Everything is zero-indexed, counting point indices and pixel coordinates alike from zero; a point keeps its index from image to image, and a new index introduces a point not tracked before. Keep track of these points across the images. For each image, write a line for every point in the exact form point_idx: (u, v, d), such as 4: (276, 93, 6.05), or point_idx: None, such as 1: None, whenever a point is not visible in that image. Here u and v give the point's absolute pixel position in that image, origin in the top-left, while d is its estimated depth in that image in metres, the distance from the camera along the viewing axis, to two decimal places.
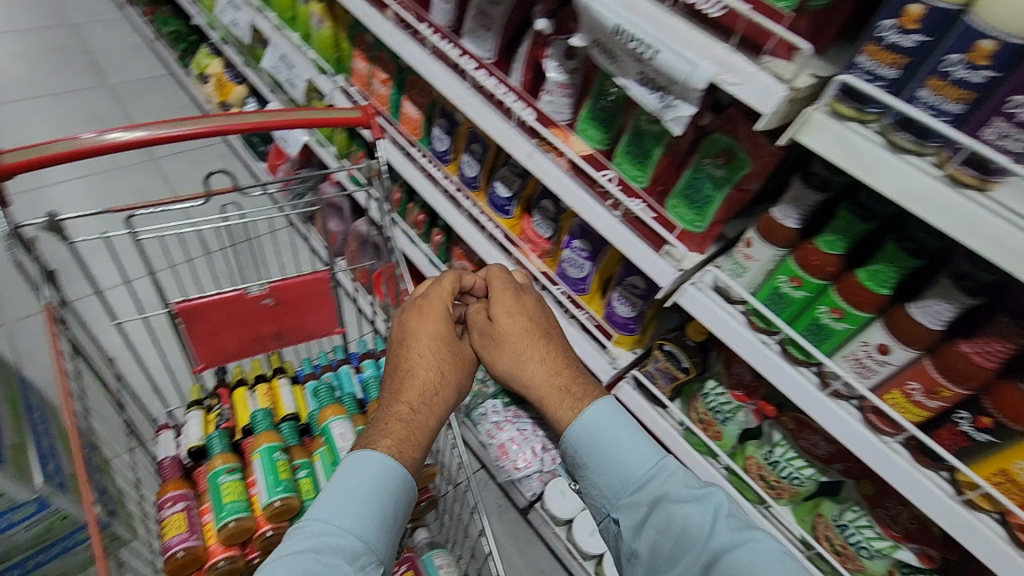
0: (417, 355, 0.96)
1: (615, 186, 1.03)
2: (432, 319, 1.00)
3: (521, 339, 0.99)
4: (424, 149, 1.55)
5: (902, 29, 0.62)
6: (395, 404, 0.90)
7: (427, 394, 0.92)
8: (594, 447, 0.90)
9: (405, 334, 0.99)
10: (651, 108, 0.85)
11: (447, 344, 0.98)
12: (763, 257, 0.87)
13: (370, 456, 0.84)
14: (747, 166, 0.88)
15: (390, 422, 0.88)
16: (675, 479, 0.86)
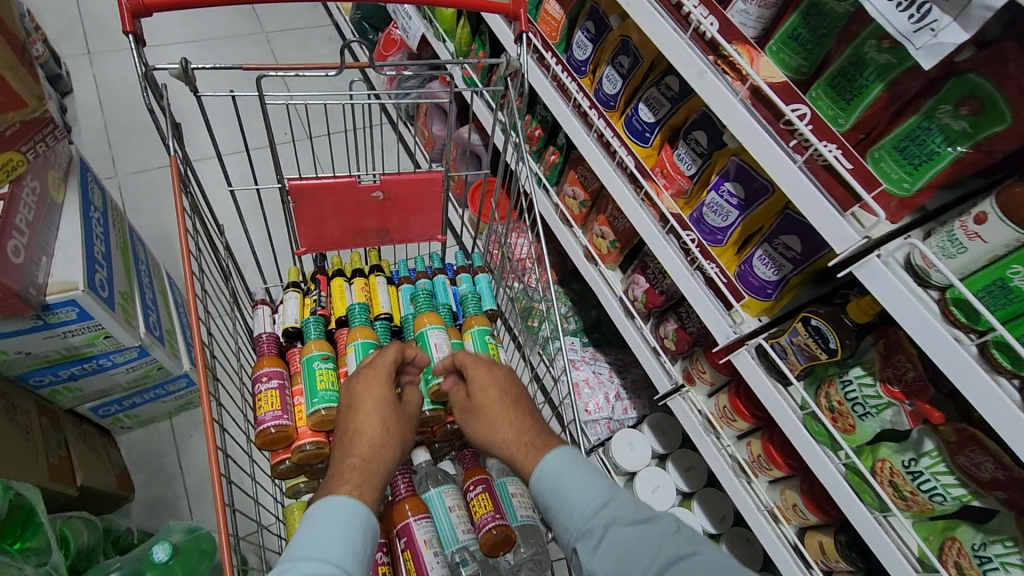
0: (363, 419, 0.90)
1: (805, 125, 0.86)
2: (374, 382, 0.96)
3: (502, 413, 0.97)
4: (559, 56, 1.40)
5: None
6: (344, 459, 0.85)
7: (371, 450, 0.87)
8: (560, 482, 0.84)
9: (347, 404, 0.94)
10: (899, 31, 0.69)
11: (391, 410, 0.93)
12: (994, 239, 0.72)
13: (332, 504, 0.77)
14: (1005, 122, 0.70)
15: (339, 474, 0.83)
16: (618, 506, 0.81)
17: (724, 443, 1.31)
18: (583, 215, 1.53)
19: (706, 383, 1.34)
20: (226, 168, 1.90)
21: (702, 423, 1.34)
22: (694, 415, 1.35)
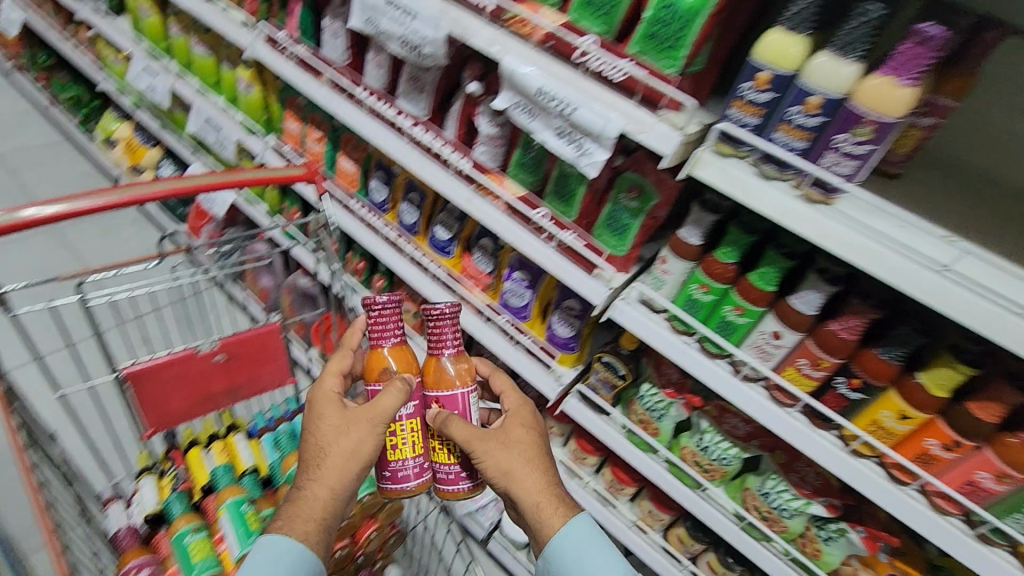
0: (324, 436, 0.88)
1: (548, 221, 1.18)
2: (331, 403, 0.91)
3: (523, 468, 0.92)
4: (362, 200, 1.66)
5: (757, 89, 0.79)
6: (307, 466, 0.89)
7: (324, 455, 0.87)
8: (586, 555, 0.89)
9: (309, 426, 0.91)
10: (571, 157, 1.00)
11: (338, 418, 0.89)
12: (677, 272, 1.05)
13: (281, 535, 0.85)
14: (655, 197, 1.06)
15: (293, 502, 0.88)
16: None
17: (585, 481, 1.50)
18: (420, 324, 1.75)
19: (557, 436, 1.55)
20: (34, 378, 1.76)
21: (566, 470, 1.53)
22: (557, 466, 1.54)
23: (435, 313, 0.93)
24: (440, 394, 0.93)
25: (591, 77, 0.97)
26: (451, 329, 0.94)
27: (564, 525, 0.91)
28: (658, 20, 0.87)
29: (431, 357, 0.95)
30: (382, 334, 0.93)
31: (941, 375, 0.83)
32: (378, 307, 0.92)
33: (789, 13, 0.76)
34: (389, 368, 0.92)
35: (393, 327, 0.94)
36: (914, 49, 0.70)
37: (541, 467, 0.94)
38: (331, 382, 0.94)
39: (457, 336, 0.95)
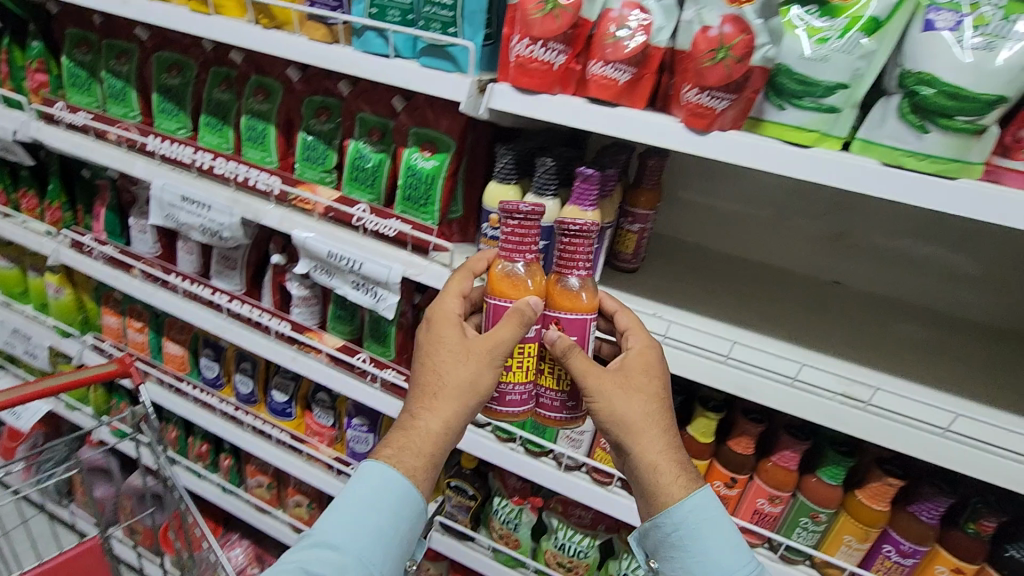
0: (441, 366, 0.81)
1: (370, 365, 1.26)
2: (450, 328, 0.84)
3: (651, 417, 0.81)
4: (194, 380, 1.63)
5: (492, 227, 0.98)
6: (408, 409, 0.84)
7: (436, 398, 0.81)
8: (711, 537, 0.79)
9: (422, 346, 0.86)
10: (370, 304, 1.12)
11: (461, 350, 0.82)
12: None
13: (373, 463, 0.82)
14: None
15: (400, 427, 0.84)
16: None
17: None
18: (276, 495, 1.67)
19: None
20: None
21: None
22: None
23: (522, 268, 0.81)
24: (561, 315, 0.81)
25: (370, 236, 1.12)
26: (587, 257, 0.80)
27: (689, 491, 0.79)
28: (409, 185, 1.05)
29: (537, 273, 0.82)
30: (512, 254, 0.80)
31: (700, 424, 0.98)
32: (517, 217, 0.78)
33: (497, 169, 0.96)
34: (496, 299, 0.82)
35: (523, 240, 0.79)
36: (583, 187, 0.91)
37: (665, 429, 0.81)
38: (451, 299, 0.88)
39: (585, 268, 0.81)
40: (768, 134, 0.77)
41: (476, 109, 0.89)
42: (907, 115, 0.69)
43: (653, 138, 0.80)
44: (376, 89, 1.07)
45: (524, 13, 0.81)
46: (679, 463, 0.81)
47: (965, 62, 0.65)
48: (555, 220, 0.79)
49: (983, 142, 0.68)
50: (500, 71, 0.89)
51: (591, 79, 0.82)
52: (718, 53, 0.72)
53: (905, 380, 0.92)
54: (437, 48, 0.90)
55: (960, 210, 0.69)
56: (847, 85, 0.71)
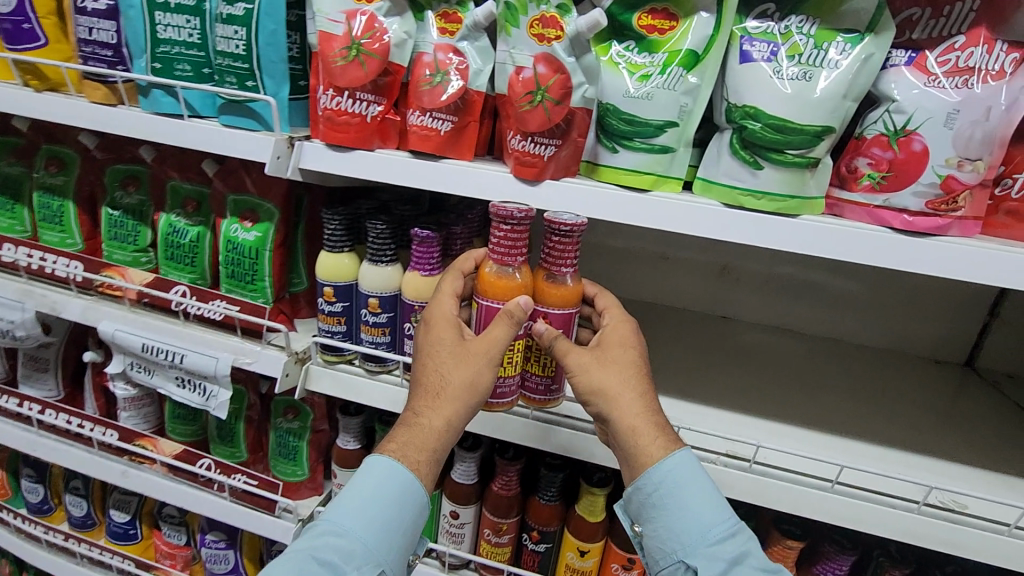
0: (442, 366, 0.70)
1: (214, 471, 1.04)
2: (446, 329, 0.73)
3: (625, 378, 0.71)
4: (13, 509, 1.34)
5: (327, 302, 0.84)
6: (408, 406, 0.73)
7: (442, 396, 0.70)
8: (694, 502, 0.67)
9: (421, 343, 0.74)
10: (199, 403, 0.96)
11: (458, 347, 0.71)
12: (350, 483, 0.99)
13: (380, 457, 0.71)
14: (309, 413, 1.03)
15: (400, 425, 0.72)
16: (748, 546, 0.66)
17: None
18: None
19: None
20: None
21: None
22: None
23: (507, 269, 0.71)
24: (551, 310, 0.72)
25: (196, 322, 0.95)
26: (576, 256, 0.70)
27: (665, 456, 0.68)
28: (231, 261, 0.91)
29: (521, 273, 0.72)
30: (504, 257, 0.71)
31: (587, 502, 0.87)
32: (508, 220, 0.67)
33: (325, 236, 0.84)
34: (489, 300, 0.72)
35: (514, 248, 0.69)
36: (421, 251, 0.79)
37: (646, 381, 0.71)
38: (449, 294, 0.75)
39: (572, 267, 0.71)
40: (606, 181, 0.69)
41: (285, 171, 0.77)
42: (739, 152, 0.63)
43: (483, 191, 0.71)
44: (189, 155, 0.95)
45: (325, 60, 0.71)
46: (660, 422, 0.70)
47: (784, 94, 0.60)
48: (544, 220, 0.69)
49: (817, 175, 0.63)
50: (312, 127, 0.78)
51: (410, 130, 0.73)
52: (535, 96, 0.64)
53: (788, 426, 0.87)
54: (234, 104, 0.78)
55: (806, 249, 0.63)
56: (677, 123, 0.65)
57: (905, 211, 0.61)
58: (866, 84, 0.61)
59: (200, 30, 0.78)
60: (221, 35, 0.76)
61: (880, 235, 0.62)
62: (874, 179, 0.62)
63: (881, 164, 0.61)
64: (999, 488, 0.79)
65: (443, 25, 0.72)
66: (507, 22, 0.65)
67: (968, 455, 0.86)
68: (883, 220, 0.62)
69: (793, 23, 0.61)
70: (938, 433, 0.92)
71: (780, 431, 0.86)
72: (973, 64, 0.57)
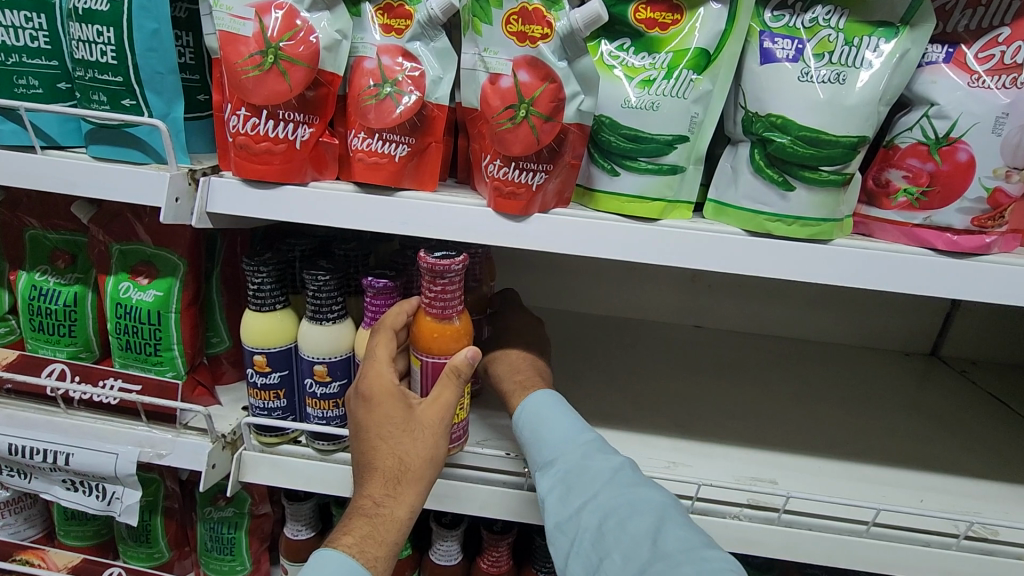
0: (397, 447, 0.56)
1: None
2: (391, 400, 0.58)
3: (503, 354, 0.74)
4: None
5: (260, 372, 0.67)
6: (357, 493, 0.56)
7: (404, 480, 0.56)
8: (541, 419, 0.64)
9: (359, 420, 0.58)
10: (99, 507, 0.75)
11: (407, 425, 0.57)
12: None
13: (329, 555, 0.52)
14: (248, 498, 0.86)
15: (349, 516, 0.55)
16: (588, 442, 0.62)
17: None
18: None
19: None
20: None
21: None
22: None
23: (445, 316, 0.59)
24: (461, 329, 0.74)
25: (83, 408, 0.73)
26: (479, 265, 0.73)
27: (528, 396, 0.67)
28: (124, 330, 0.71)
29: (460, 316, 0.61)
30: (439, 306, 0.58)
31: None
32: (444, 274, 0.57)
33: (250, 292, 0.66)
34: (434, 356, 0.60)
35: (456, 296, 0.59)
36: (377, 303, 0.63)
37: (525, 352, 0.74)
38: (384, 355, 0.59)
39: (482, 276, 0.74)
40: (604, 210, 0.57)
41: (187, 216, 0.59)
42: (764, 170, 0.53)
43: (454, 232, 0.57)
44: (52, 197, 0.74)
45: (229, 69, 0.53)
46: (535, 372, 0.72)
47: (817, 99, 0.51)
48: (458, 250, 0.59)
49: (848, 194, 0.55)
50: (221, 156, 0.60)
51: (353, 157, 0.57)
52: (517, 112, 0.51)
53: (799, 458, 0.80)
54: (107, 129, 0.58)
55: (845, 282, 0.55)
56: (687, 138, 0.54)
57: (949, 229, 0.54)
58: (900, 86, 0.52)
59: (47, 30, 0.59)
60: (78, 37, 0.56)
61: (922, 262, 0.54)
62: (912, 195, 0.54)
63: (920, 177, 0.53)
64: (1016, 501, 0.75)
65: (385, 22, 0.57)
66: (475, 17, 0.52)
67: (974, 466, 0.81)
68: (923, 241, 0.55)
69: (820, 15, 0.52)
70: (937, 444, 0.86)
71: (792, 466, 0.78)
72: (1021, 60, 0.49)
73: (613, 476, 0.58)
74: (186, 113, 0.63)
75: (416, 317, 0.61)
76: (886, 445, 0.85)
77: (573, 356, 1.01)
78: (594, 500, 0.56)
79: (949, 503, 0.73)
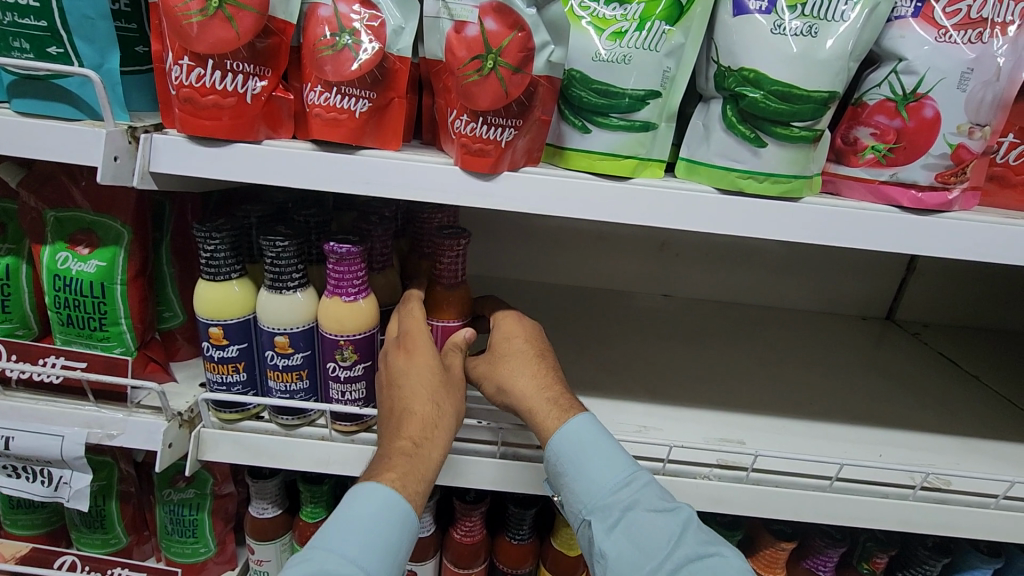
0: (432, 395, 0.58)
1: (81, 570, 0.78)
2: (428, 354, 0.60)
3: (518, 360, 0.63)
4: None
5: (216, 345, 0.64)
6: (392, 437, 0.56)
7: (439, 426, 0.57)
8: (593, 461, 0.58)
9: (393, 372, 0.60)
10: (43, 495, 0.70)
11: (444, 378, 0.60)
12: (274, 555, 0.83)
13: (375, 486, 0.52)
14: (209, 478, 0.82)
15: (387, 456, 0.55)
16: (646, 489, 0.57)
17: None
18: None
19: None
20: None
21: None
22: None
23: (452, 285, 0.66)
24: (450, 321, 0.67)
25: (23, 389, 0.69)
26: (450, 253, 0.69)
27: (566, 420, 0.60)
28: (64, 304, 0.66)
29: (465, 287, 0.68)
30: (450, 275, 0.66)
31: (565, 535, 0.78)
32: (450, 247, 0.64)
33: (203, 260, 0.62)
34: (442, 320, 0.67)
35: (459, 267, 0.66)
36: (340, 270, 0.60)
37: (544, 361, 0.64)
38: (421, 316, 0.63)
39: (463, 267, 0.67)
40: (576, 168, 0.55)
41: (129, 176, 0.54)
42: (736, 126, 0.53)
43: (419, 192, 0.54)
44: None
45: (169, 13, 0.49)
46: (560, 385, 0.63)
47: (790, 53, 0.50)
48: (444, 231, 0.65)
49: (818, 151, 0.54)
50: (164, 112, 0.56)
51: (311, 113, 0.54)
52: (484, 63, 0.48)
53: (765, 419, 0.81)
54: (33, 82, 0.53)
55: (815, 240, 0.55)
56: (660, 93, 0.53)
57: (914, 186, 0.54)
58: (870, 40, 0.52)
59: None
60: None
61: (887, 219, 0.54)
62: (879, 151, 0.54)
63: (888, 134, 0.53)
64: (968, 453, 0.78)
65: None
66: None
67: (928, 421, 0.85)
68: (889, 198, 0.55)
69: None
70: (894, 402, 0.89)
71: (759, 426, 0.79)
72: (986, 15, 0.50)
73: (676, 531, 0.55)
74: (122, 66, 0.58)
75: (427, 288, 0.68)
76: (847, 403, 0.88)
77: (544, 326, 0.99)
78: (669, 562, 0.53)
79: (906, 456, 0.76)
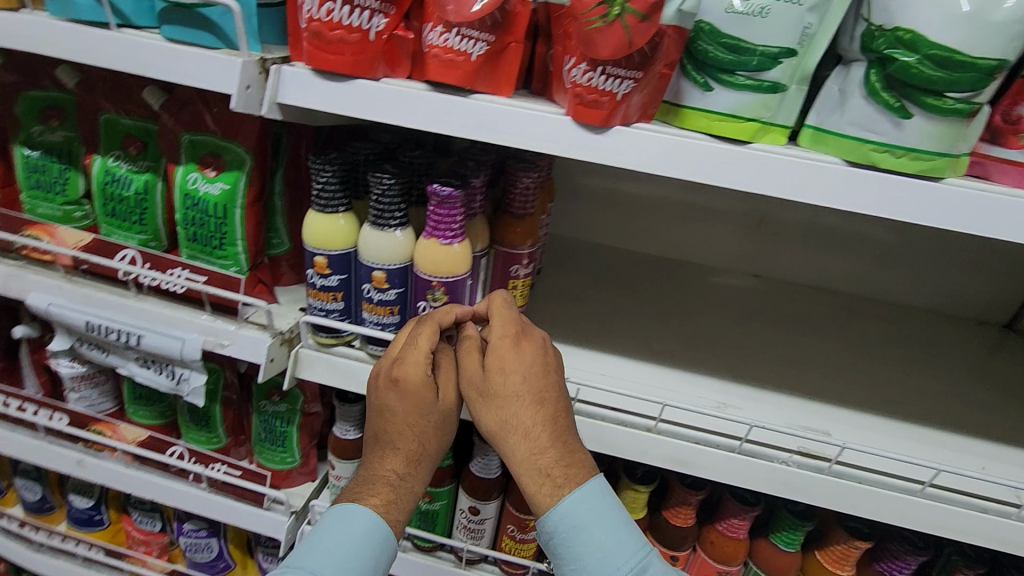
0: (421, 430, 0.61)
1: (188, 461, 0.90)
2: (421, 391, 0.60)
3: (508, 397, 0.58)
4: None
5: (320, 274, 0.68)
6: (378, 464, 0.62)
7: (425, 459, 0.62)
8: (596, 546, 0.54)
9: (382, 397, 0.61)
10: (165, 389, 0.79)
11: (433, 415, 0.61)
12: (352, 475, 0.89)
13: (358, 513, 0.58)
14: (299, 396, 0.88)
15: (371, 482, 0.61)
16: None
17: None
18: None
19: None
20: None
21: None
22: None
23: (521, 216, 0.71)
24: (513, 251, 0.72)
25: (153, 293, 0.77)
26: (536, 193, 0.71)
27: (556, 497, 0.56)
28: (191, 221, 0.72)
29: (531, 218, 0.72)
30: (522, 204, 0.70)
31: (629, 499, 0.79)
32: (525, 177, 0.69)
33: (314, 192, 0.65)
34: (506, 246, 0.72)
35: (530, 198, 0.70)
36: (440, 213, 0.62)
37: (542, 410, 0.58)
38: (426, 345, 0.61)
39: (533, 202, 0.70)
40: (689, 128, 0.53)
41: (257, 106, 0.58)
42: (879, 93, 0.48)
43: (527, 141, 0.54)
44: (126, 81, 0.74)
45: None
46: (563, 451, 0.57)
47: (959, 12, 0.44)
48: (523, 170, 0.69)
49: (971, 128, 0.49)
50: (292, 46, 0.58)
51: (429, 53, 0.54)
52: (610, 8, 0.46)
53: (855, 413, 0.77)
54: (179, 8, 0.57)
55: (951, 226, 0.50)
56: (795, 52, 0.49)
57: None
58: None
59: None
60: None
61: None
62: None
63: None
64: None
65: None
66: None
67: None
68: None
69: None
70: (1005, 416, 0.81)
71: (847, 420, 0.75)
72: None
73: None
74: None
75: (501, 218, 0.72)
76: (950, 409, 0.81)
77: (624, 293, 0.98)
78: None
79: (1012, 474, 0.70)
